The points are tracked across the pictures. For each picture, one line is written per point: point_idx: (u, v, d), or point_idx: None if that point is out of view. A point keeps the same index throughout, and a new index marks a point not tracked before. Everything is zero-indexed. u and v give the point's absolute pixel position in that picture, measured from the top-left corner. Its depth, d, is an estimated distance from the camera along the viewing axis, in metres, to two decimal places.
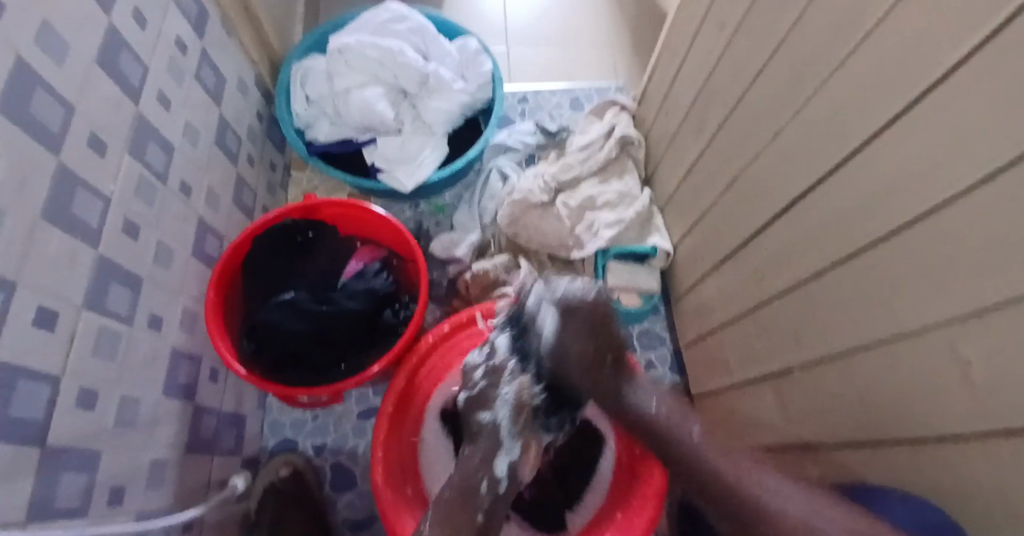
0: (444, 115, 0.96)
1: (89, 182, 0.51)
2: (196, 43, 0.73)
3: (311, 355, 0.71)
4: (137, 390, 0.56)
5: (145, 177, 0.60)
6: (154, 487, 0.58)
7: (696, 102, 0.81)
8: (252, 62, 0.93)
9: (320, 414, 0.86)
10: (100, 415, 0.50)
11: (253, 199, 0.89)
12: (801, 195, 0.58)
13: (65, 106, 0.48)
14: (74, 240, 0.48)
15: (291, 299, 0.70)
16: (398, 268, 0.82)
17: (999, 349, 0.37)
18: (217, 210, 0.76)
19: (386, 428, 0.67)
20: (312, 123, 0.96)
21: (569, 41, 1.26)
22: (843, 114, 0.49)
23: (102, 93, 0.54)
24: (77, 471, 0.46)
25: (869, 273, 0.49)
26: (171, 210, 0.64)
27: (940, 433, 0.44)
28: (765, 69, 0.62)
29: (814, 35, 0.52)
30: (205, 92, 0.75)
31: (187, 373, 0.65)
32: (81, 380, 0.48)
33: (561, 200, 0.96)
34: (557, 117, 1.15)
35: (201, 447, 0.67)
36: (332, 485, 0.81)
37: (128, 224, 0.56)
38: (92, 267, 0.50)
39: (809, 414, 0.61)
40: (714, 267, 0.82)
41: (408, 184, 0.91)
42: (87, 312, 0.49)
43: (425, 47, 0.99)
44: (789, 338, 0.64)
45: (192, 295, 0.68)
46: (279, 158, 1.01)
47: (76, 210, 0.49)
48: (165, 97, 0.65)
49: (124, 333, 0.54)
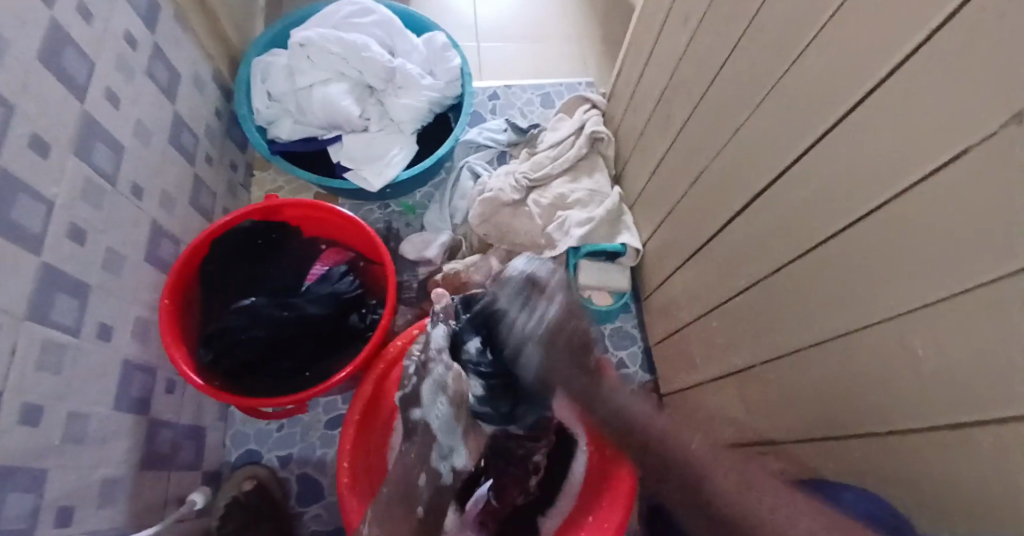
0: (412, 112, 0.94)
1: (30, 186, 0.48)
2: (147, 37, 0.70)
3: (274, 362, 0.69)
4: (86, 404, 0.53)
5: (92, 179, 0.57)
6: (107, 504, 0.55)
7: (663, 102, 0.82)
8: (209, 57, 0.89)
9: (286, 421, 0.84)
10: (46, 433, 0.47)
11: (211, 199, 0.85)
12: (764, 194, 0.59)
13: (1, 106, 0.45)
14: (14, 248, 0.46)
15: (252, 306, 0.68)
16: (364, 270, 0.80)
17: (946, 348, 0.38)
18: (172, 213, 0.73)
19: (353, 436, 0.66)
20: (275, 120, 0.94)
21: (540, 37, 1.25)
22: (802, 116, 0.50)
23: (44, 91, 0.51)
24: (22, 491, 0.44)
25: (827, 273, 0.50)
26: (121, 214, 0.62)
27: (893, 429, 0.45)
28: (728, 69, 0.63)
29: (775, 38, 0.52)
30: (157, 89, 0.72)
31: (140, 384, 0.63)
32: (25, 396, 0.45)
33: (532, 198, 0.96)
34: (528, 114, 1.15)
35: (157, 460, 0.64)
36: (298, 499, 0.80)
37: (75, 230, 0.54)
38: (35, 276, 0.48)
39: (771, 410, 0.63)
40: (681, 265, 0.83)
41: (375, 184, 0.89)
42: (31, 324, 0.47)
43: (391, 43, 0.97)
44: (752, 335, 0.65)
45: (145, 302, 0.66)
46: (240, 156, 0.98)
47: (16, 216, 0.46)
48: (113, 94, 0.62)
49: (72, 345, 0.52)
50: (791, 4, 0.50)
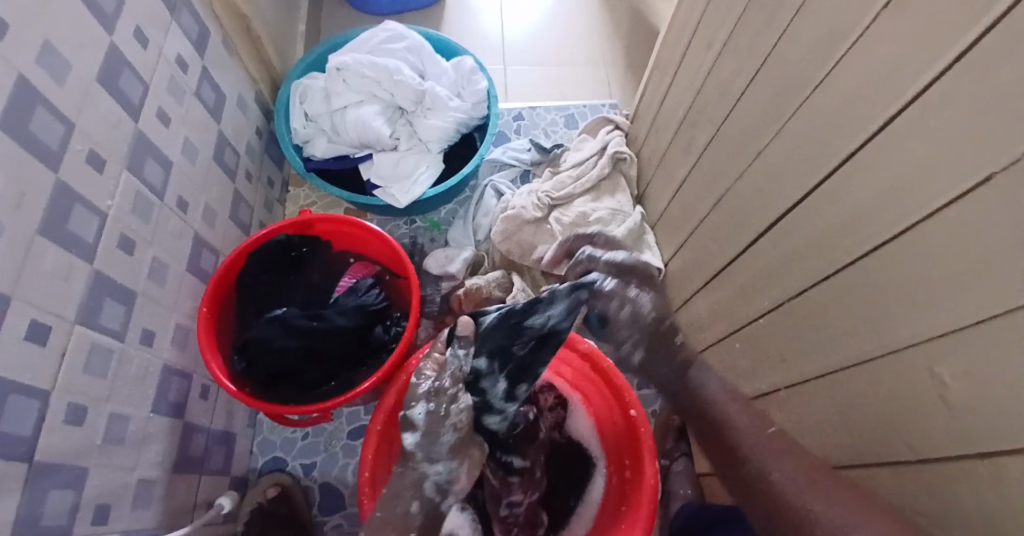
0: (440, 132, 0.97)
1: (86, 198, 0.52)
2: (197, 61, 0.75)
3: (301, 372, 0.71)
4: (126, 406, 0.56)
5: (142, 193, 0.61)
6: (141, 505, 0.57)
7: (686, 124, 0.83)
8: (251, 80, 0.94)
9: (311, 430, 0.86)
10: (89, 432, 0.50)
11: (249, 214, 0.89)
12: (787, 214, 0.58)
13: (64, 125, 0.49)
14: (70, 257, 0.49)
15: (281, 317, 0.70)
16: (390, 283, 0.82)
17: (974, 375, 0.38)
18: (212, 226, 0.77)
19: (374, 447, 0.67)
20: (310, 140, 0.98)
21: (564, 60, 1.28)
22: (828, 139, 0.50)
23: (102, 111, 0.55)
24: (64, 488, 0.46)
25: (850, 292, 0.50)
26: (168, 227, 0.65)
27: (921, 457, 0.44)
28: (749, 94, 0.64)
29: (798, 63, 0.53)
30: (204, 110, 0.76)
31: (177, 389, 0.65)
32: (71, 395, 0.48)
33: (554, 216, 0.97)
34: (552, 135, 1.17)
35: (190, 464, 0.67)
36: (321, 508, 0.81)
37: (125, 240, 0.57)
38: (87, 282, 0.51)
39: (796, 438, 0.62)
40: (703, 287, 0.82)
41: (403, 201, 0.92)
42: (80, 328, 0.50)
43: (422, 66, 1.01)
44: (776, 359, 0.64)
45: (185, 311, 0.69)
46: (277, 173, 1.02)
47: (73, 226, 0.49)
48: (165, 115, 0.66)
49: (117, 348, 0.54)
50: (813, 30, 0.51)
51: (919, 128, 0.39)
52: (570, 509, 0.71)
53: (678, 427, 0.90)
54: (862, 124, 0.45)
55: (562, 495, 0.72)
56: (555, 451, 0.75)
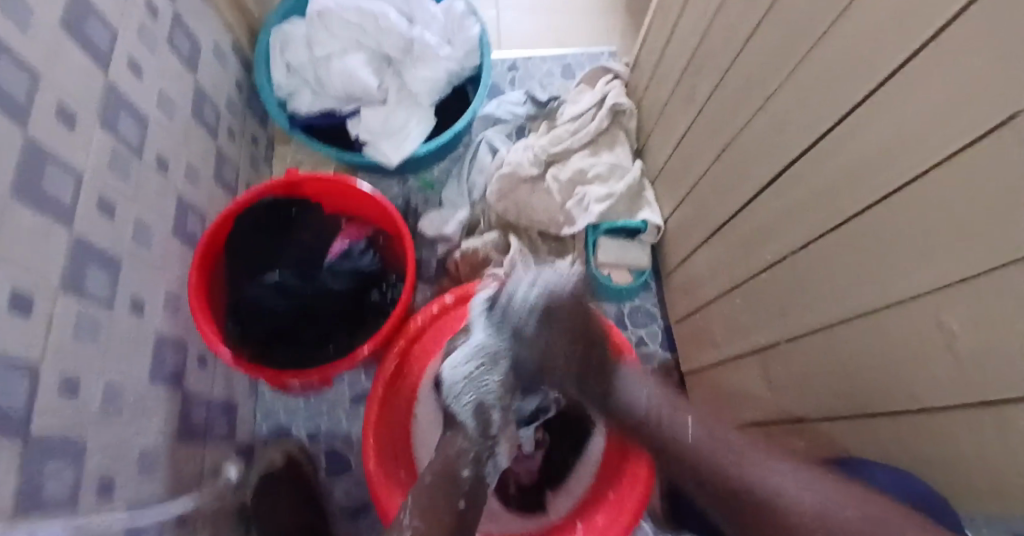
0: (429, 84, 0.92)
1: (59, 156, 0.48)
2: (168, 6, 0.69)
3: (298, 336, 0.70)
4: (121, 375, 0.54)
5: (119, 151, 0.57)
6: (146, 473, 0.57)
7: (688, 73, 0.79)
8: (228, 26, 0.88)
9: (313, 397, 0.86)
10: (84, 403, 0.49)
11: (234, 175, 0.85)
12: (793, 167, 0.56)
13: (28, 74, 0.45)
14: (48, 221, 0.46)
15: (275, 282, 0.68)
16: (384, 246, 0.81)
17: (986, 335, 0.37)
18: (197, 188, 0.73)
19: (376, 411, 0.66)
20: (294, 92, 0.93)
21: (560, 5, 1.21)
22: (845, 94, 0.47)
23: (69, 60, 0.50)
24: (64, 461, 0.46)
25: (858, 254, 0.49)
26: (150, 189, 0.62)
27: (926, 411, 0.45)
28: (755, 38, 0.60)
29: (807, 1, 0.50)
30: (180, 61, 0.71)
31: (174, 359, 0.64)
32: (62, 366, 0.46)
33: (551, 173, 0.94)
34: (548, 86, 1.12)
35: (193, 433, 0.66)
36: (327, 472, 0.82)
37: (104, 202, 0.54)
38: (67, 249, 0.48)
39: (795, 393, 0.63)
40: (706, 239, 0.80)
41: (394, 158, 0.88)
42: (65, 297, 0.47)
43: (410, 11, 0.95)
44: (777, 314, 0.64)
45: (175, 276, 0.66)
46: (261, 130, 0.97)
47: (47, 186, 0.46)
48: (137, 66, 0.61)
49: (106, 314, 0.53)
50: None
51: (932, 77, 0.37)
52: (568, 466, 0.74)
53: (679, 380, 0.95)
54: (880, 67, 0.42)
55: (561, 451, 0.74)
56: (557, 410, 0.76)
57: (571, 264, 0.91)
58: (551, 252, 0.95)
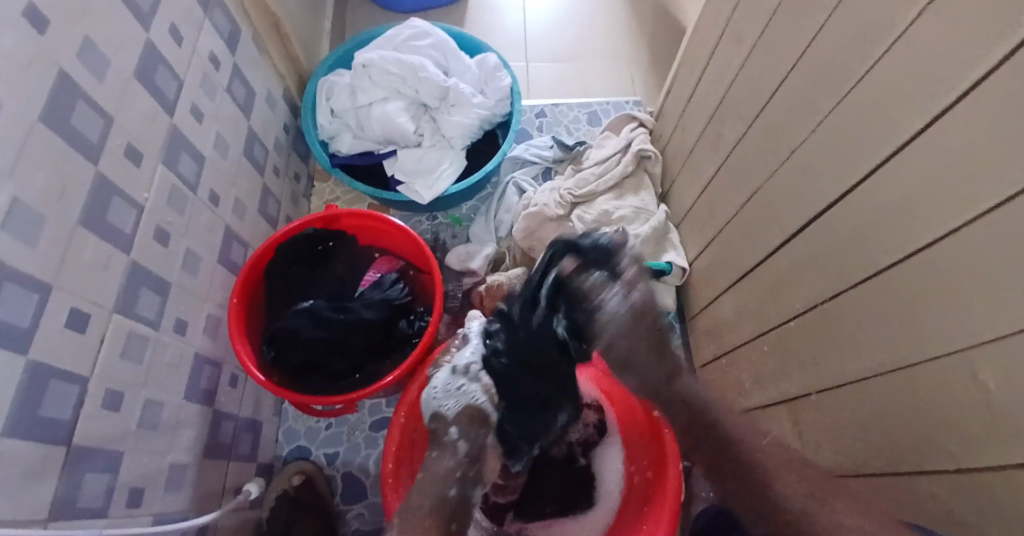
0: (463, 129, 0.97)
1: (124, 190, 0.53)
2: (229, 58, 0.76)
3: (328, 363, 0.72)
4: (160, 393, 0.57)
5: (177, 186, 0.62)
6: (173, 489, 0.59)
7: (713, 121, 0.82)
8: (280, 76, 0.96)
9: (335, 420, 0.87)
10: (124, 417, 0.51)
11: (277, 208, 0.91)
12: (818, 215, 0.57)
13: (103, 118, 0.51)
14: (109, 248, 0.50)
15: (309, 309, 0.71)
16: (413, 278, 0.84)
17: (1015, 378, 0.37)
18: (242, 219, 0.78)
19: (397, 439, 0.67)
20: (336, 135, 0.99)
21: (589, 57, 1.27)
22: (864, 141, 0.49)
23: (138, 106, 0.56)
24: (101, 471, 0.48)
25: (885, 297, 0.49)
26: (200, 220, 0.67)
27: (958, 458, 0.43)
28: (777, 95, 0.64)
29: (832, 54, 0.52)
30: (235, 105, 0.78)
31: (208, 377, 0.67)
32: (108, 381, 0.49)
33: (576, 213, 0.97)
34: (575, 132, 1.17)
35: (219, 451, 0.68)
36: (344, 497, 0.82)
37: (160, 231, 0.59)
38: (124, 272, 0.52)
39: (826, 441, 0.61)
40: (731, 285, 0.81)
41: (426, 196, 0.93)
42: (118, 316, 0.51)
43: (446, 63, 1.01)
44: (806, 359, 0.63)
45: (216, 301, 0.70)
46: (303, 168, 1.04)
47: (111, 217, 0.51)
48: (198, 110, 0.68)
49: (151, 336, 0.56)
50: (850, 24, 0.49)
51: (956, 129, 0.38)
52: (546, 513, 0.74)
53: None
54: (902, 123, 0.44)
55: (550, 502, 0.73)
56: (571, 464, 0.75)
57: None
58: None
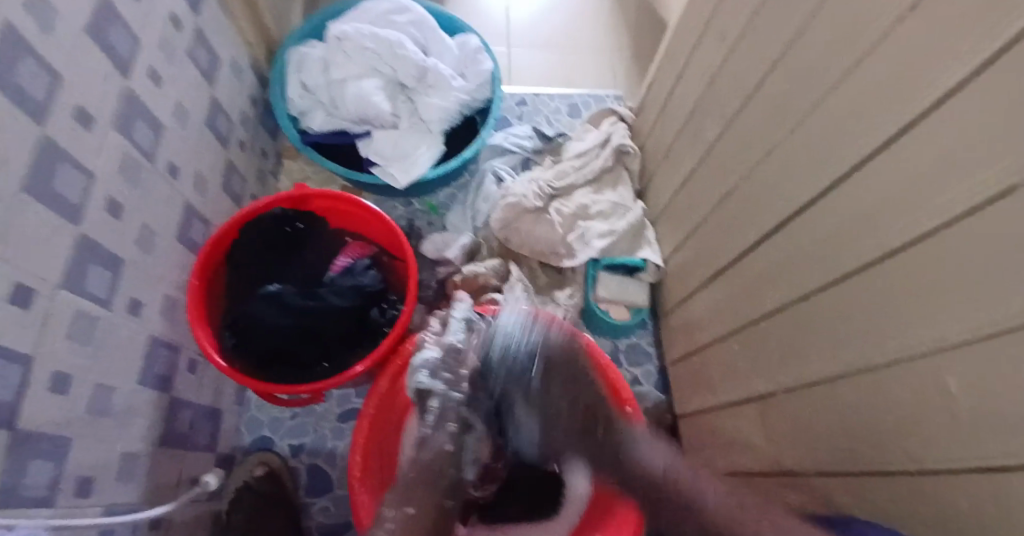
0: (442, 112, 0.94)
1: (73, 155, 0.49)
2: (191, 20, 0.71)
3: (293, 351, 0.69)
4: (111, 378, 0.53)
5: (131, 155, 0.57)
6: (125, 480, 0.55)
7: (694, 118, 0.82)
8: (247, 44, 0.90)
9: (300, 410, 0.84)
10: (71, 402, 0.47)
11: (242, 185, 0.86)
12: (797, 221, 0.58)
13: (50, 76, 0.46)
14: (56, 218, 0.46)
15: (275, 294, 0.68)
16: (387, 265, 0.81)
17: (979, 387, 0.38)
18: (204, 196, 0.74)
19: (366, 432, 0.65)
20: (307, 111, 0.94)
21: (570, 47, 1.26)
22: (846, 153, 0.49)
23: (89, 65, 0.51)
24: (46, 460, 0.44)
25: (857, 303, 0.50)
26: (157, 193, 0.62)
27: (920, 460, 0.45)
28: (760, 98, 0.64)
29: (817, 63, 0.53)
30: (197, 73, 0.73)
31: (164, 362, 0.63)
32: (55, 363, 0.45)
33: (554, 206, 0.95)
34: (555, 122, 1.15)
35: (176, 440, 0.65)
36: (307, 490, 0.80)
37: (112, 204, 0.54)
38: (72, 246, 0.48)
39: (791, 442, 0.62)
40: (704, 284, 0.82)
41: (403, 181, 0.90)
42: (65, 292, 0.47)
43: (425, 43, 0.98)
44: (777, 361, 0.64)
45: (173, 283, 0.66)
46: (271, 145, 0.99)
47: (58, 184, 0.46)
48: (156, 75, 0.63)
49: (102, 315, 0.52)
50: (838, 32, 0.49)
51: (936, 144, 0.39)
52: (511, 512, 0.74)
53: (672, 425, 0.94)
54: (884, 134, 0.44)
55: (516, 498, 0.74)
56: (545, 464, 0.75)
57: (570, 295, 0.94)
58: (550, 283, 0.96)
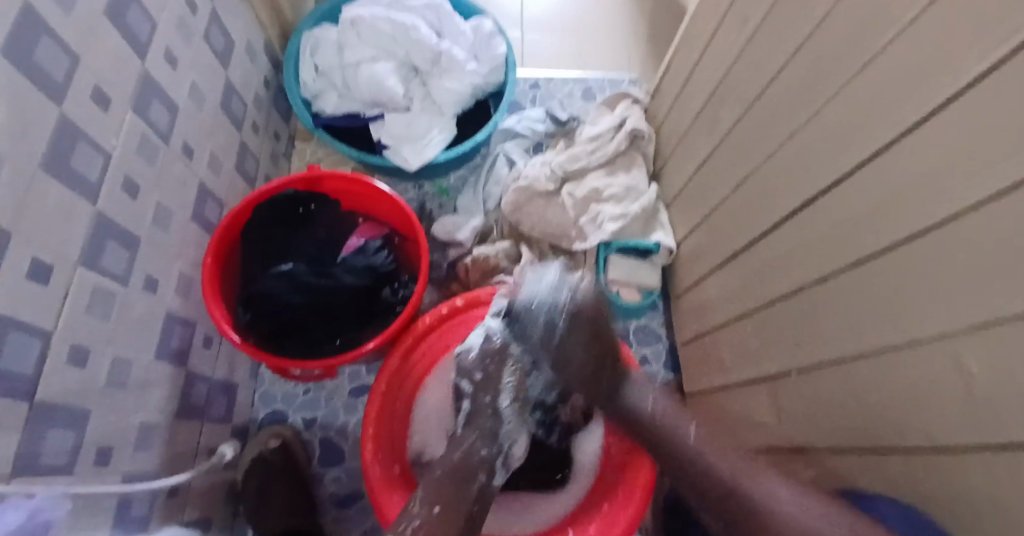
0: (455, 96, 0.94)
1: (91, 134, 0.50)
2: (207, 2, 0.72)
3: (306, 328, 0.70)
4: (129, 352, 0.55)
5: (148, 135, 0.59)
6: (143, 450, 0.57)
7: (712, 101, 0.80)
8: (262, 27, 0.91)
9: (312, 385, 0.85)
10: (89, 374, 0.49)
11: (256, 166, 0.87)
12: (813, 198, 0.57)
13: (68, 56, 0.47)
14: (74, 195, 0.47)
15: (289, 271, 0.69)
16: (399, 246, 0.81)
17: (995, 364, 0.37)
18: (219, 176, 0.75)
19: (378, 407, 0.66)
20: (320, 94, 0.95)
21: (586, 31, 1.24)
22: (864, 128, 0.48)
23: (106, 45, 0.52)
24: (65, 429, 0.46)
25: (872, 281, 0.49)
26: (173, 172, 0.63)
27: (935, 435, 0.44)
28: (777, 75, 0.62)
29: (836, 35, 0.51)
30: (213, 54, 0.73)
31: (180, 336, 0.64)
32: (72, 337, 0.47)
33: (566, 190, 0.95)
34: (568, 106, 1.14)
35: (192, 413, 0.66)
36: (320, 460, 0.81)
37: (129, 182, 0.55)
38: (90, 222, 0.49)
39: (801, 422, 0.62)
40: (716, 268, 0.81)
41: (414, 163, 0.90)
42: (83, 269, 0.48)
43: (440, 26, 0.97)
44: (791, 341, 0.63)
45: (189, 260, 0.67)
46: (284, 127, 1.00)
47: (76, 162, 0.48)
48: (173, 56, 0.64)
49: (119, 292, 0.53)
50: (859, 2, 0.47)
51: (957, 114, 0.38)
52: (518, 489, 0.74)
53: (682, 407, 0.94)
54: (905, 105, 0.43)
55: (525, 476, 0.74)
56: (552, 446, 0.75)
57: (581, 277, 0.93)
58: None
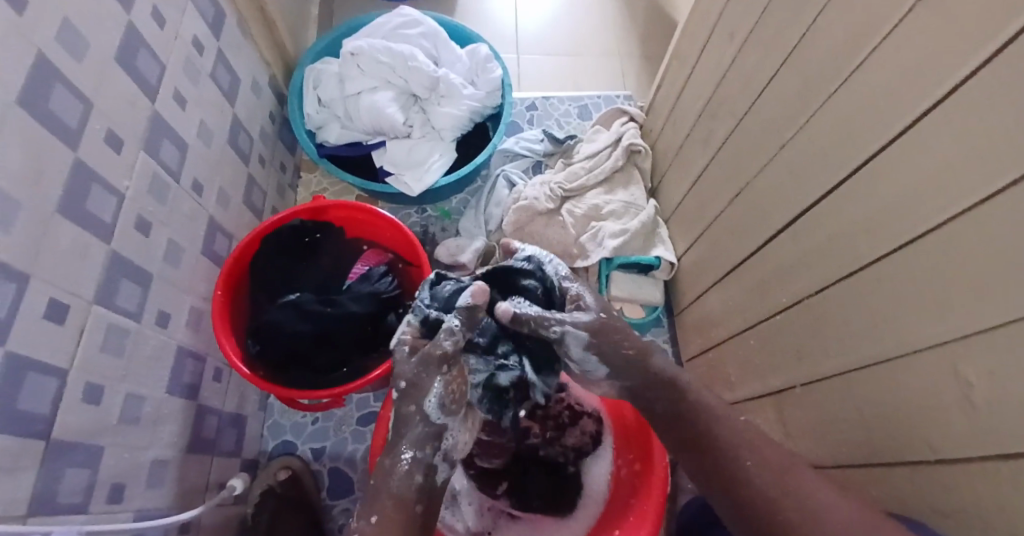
0: (454, 120, 0.96)
1: (104, 177, 0.51)
2: (213, 43, 0.74)
3: (313, 357, 0.71)
4: (141, 387, 0.56)
5: (159, 175, 0.60)
6: (155, 485, 0.58)
7: (704, 116, 0.82)
8: (266, 63, 0.94)
9: (321, 415, 0.86)
10: (104, 411, 0.50)
11: (262, 198, 0.89)
12: (808, 211, 0.58)
13: (82, 103, 0.49)
14: (88, 236, 0.49)
15: (296, 302, 0.70)
16: (402, 271, 0.82)
17: (998, 374, 0.37)
18: (227, 210, 0.77)
19: (386, 434, 0.67)
20: (323, 125, 0.98)
21: (580, 51, 1.26)
22: (855, 142, 0.49)
23: (117, 90, 0.54)
24: (80, 467, 0.47)
25: (871, 292, 0.49)
26: (182, 208, 0.65)
27: (940, 450, 0.44)
28: (768, 92, 0.64)
29: (822, 52, 0.53)
30: (219, 93, 0.76)
31: (191, 371, 0.66)
32: (88, 374, 0.48)
33: (566, 208, 0.97)
34: (565, 125, 1.16)
35: (203, 446, 0.67)
36: (330, 492, 0.82)
37: (141, 221, 0.57)
38: (103, 262, 0.51)
39: (808, 436, 0.62)
40: (717, 282, 0.82)
41: (416, 188, 0.92)
42: (97, 308, 0.50)
43: (436, 53, 1.00)
44: (792, 354, 0.63)
45: (199, 294, 0.69)
46: (289, 159, 1.02)
47: (90, 204, 0.49)
48: (181, 97, 0.66)
49: (132, 328, 0.55)
50: (845, 19, 0.49)
51: (947, 128, 0.39)
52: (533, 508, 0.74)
53: None
54: (892, 120, 0.44)
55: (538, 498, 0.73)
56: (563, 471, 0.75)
57: None
58: None
